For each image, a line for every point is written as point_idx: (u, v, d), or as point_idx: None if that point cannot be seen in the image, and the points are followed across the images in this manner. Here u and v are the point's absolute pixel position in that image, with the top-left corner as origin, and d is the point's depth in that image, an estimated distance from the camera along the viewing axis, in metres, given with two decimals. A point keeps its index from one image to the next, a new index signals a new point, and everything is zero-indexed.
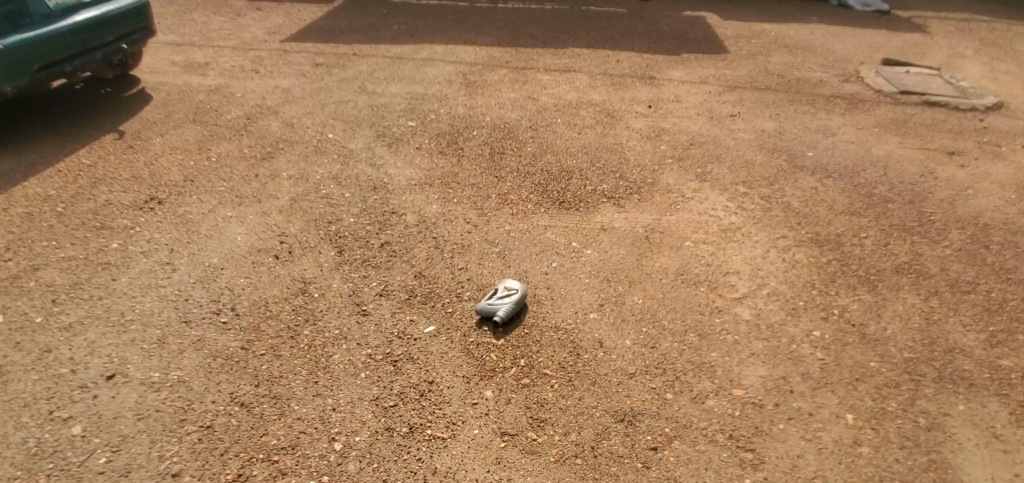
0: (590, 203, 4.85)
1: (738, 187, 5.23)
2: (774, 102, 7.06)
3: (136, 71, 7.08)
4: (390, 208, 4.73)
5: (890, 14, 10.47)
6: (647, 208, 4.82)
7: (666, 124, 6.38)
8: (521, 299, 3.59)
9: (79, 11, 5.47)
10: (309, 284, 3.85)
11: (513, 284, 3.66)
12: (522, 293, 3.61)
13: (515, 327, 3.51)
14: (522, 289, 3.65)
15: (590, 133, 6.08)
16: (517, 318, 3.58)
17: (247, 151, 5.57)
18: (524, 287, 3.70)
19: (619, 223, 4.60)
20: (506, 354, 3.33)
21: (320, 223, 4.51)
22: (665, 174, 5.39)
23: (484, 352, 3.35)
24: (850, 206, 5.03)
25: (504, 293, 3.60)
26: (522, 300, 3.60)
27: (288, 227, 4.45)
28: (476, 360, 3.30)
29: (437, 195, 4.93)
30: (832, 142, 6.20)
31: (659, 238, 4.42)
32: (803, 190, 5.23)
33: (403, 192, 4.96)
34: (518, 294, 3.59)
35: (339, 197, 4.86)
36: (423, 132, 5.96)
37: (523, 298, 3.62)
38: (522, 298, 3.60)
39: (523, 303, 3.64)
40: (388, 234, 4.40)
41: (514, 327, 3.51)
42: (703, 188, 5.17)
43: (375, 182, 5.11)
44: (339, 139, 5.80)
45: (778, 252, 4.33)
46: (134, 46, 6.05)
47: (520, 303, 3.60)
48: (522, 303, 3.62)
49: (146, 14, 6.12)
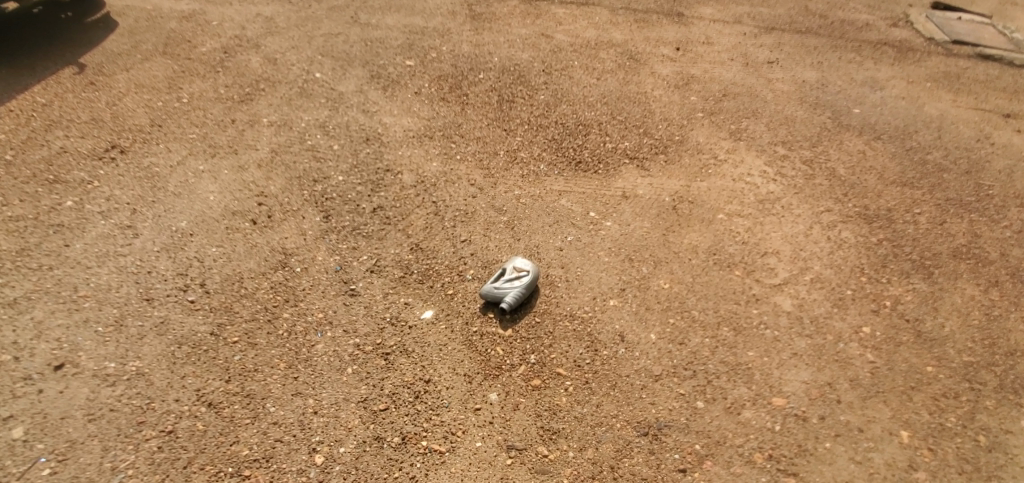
0: (610, 164, 4.29)
1: (776, 148, 4.64)
2: (817, 47, 6.28)
3: None
4: (384, 165, 4.17)
5: None
6: (674, 172, 4.26)
7: (697, 70, 5.67)
8: (533, 282, 3.14)
9: None
10: (290, 256, 3.38)
11: (523, 263, 3.20)
12: (534, 273, 3.16)
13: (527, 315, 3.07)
14: (534, 268, 3.19)
15: (610, 79, 5.39)
16: (529, 303, 3.14)
17: (223, 91, 4.92)
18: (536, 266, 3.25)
19: (643, 190, 4.05)
20: (514, 346, 2.93)
21: (302, 181, 3.99)
22: (694, 131, 4.78)
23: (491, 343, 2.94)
24: (901, 175, 4.46)
25: (512, 275, 3.15)
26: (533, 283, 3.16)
27: (269, 185, 3.92)
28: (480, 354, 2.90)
29: (437, 150, 4.35)
30: (881, 97, 5.52)
31: (688, 209, 3.90)
32: (848, 154, 4.64)
33: (398, 146, 4.38)
34: (528, 276, 3.14)
35: (327, 150, 4.30)
36: (422, 74, 5.27)
37: (535, 279, 3.17)
38: (533, 281, 3.15)
39: (536, 285, 3.19)
40: (381, 197, 3.88)
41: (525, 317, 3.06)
42: (737, 148, 4.59)
43: (367, 132, 4.51)
44: (327, 79, 5.13)
45: (822, 229, 3.83)
46: None
47: (531, 287, 3.15)
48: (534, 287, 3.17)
49: None
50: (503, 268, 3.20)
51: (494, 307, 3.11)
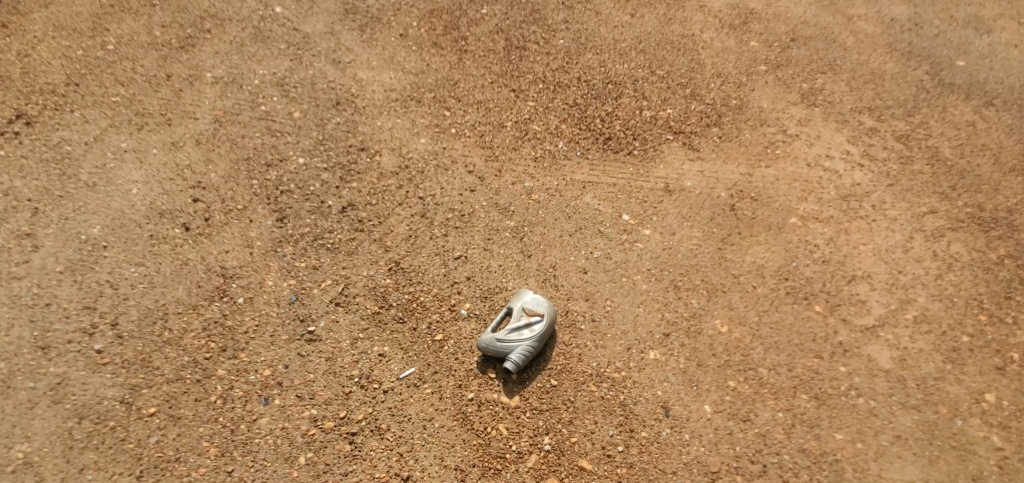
0: (649, 142, 3.33)
1: (860, 118, 3.63)
2: None
3: None
4: (358, 143, 3.25)
5: None
6: (732, 154, 3.30)
7: (757, 3, 4.45)
8: (549, 330, 2.38)
9: None
10: (230, 281, 2.60)
11: (535, 301, 2.42)
12: (549, 317, 2.39)
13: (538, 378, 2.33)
14: (550, 309, 2.41)
15: (647, 15, 4.22)
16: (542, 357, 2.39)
17: (159, 34, 3.86)
18: (553, 305, 2.47)
19: (692, 181, 3.12)
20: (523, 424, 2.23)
21: (252, 165, 3.11)
22: (755, 91, 3.73)
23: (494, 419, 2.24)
24: (1020, 158, 3.49)
25: (520, 320, 2.38)
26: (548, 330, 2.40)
27: (211, 173, 3.05)
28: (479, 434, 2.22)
29: (426, 121, 3.40)
30: (989, 44, 4.35)
31: (751, 211, 2.99)
32: (952, 128, 3.64)
33: (376, 115, 3.43)
34: (542, 323, 2.37)
35: (286, 120, 3.36)
36: (409, 7, 4.12)
37: (551, 325, 2.40)
38: (549, 329, 2.39)
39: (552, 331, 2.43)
40: (352, 190, 3.00)
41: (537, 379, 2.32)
42: (813, 118, 3.58)
43: (338, 94, 3.54)
44: (289, 15, 4.03)
45: (923, 241, 2.97)
46: None
47: (546, 336, 2.39)
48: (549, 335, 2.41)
49: None
50: (509, 308, 2.43)
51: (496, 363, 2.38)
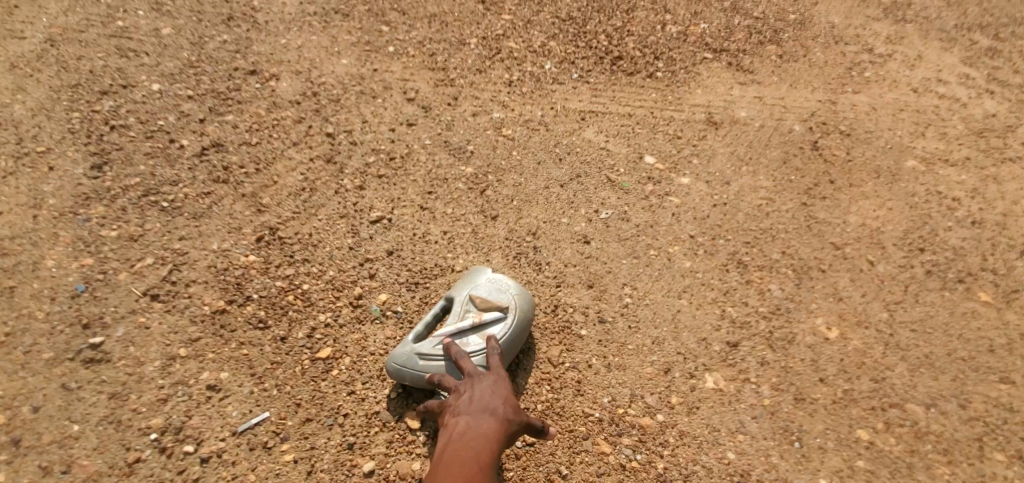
0: (678, 62, 2.27)
1: (973, 35, 2.57)
2: None
3: None
4: (248, 65, 2.20)
5: None
6: (800, 76, 2.24)
7: None
8: (516, 340, 1.34)
9: None
10: None
11: (496, 288, 1.39)
12: (518, 316, 1.36)
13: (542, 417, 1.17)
14: (520, 301, 1.38)
15: None
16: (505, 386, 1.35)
17: None
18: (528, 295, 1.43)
19: (748, 110, 2.06)
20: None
21: (80, 94, 2.06)
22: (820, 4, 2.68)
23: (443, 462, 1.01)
24: None
25: (466, 318, 1.34)
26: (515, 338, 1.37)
27: (14, 104, 2.02)
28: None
29: (354, 37, 2.35)
30: None
31: (843, 151, 1.93)
32: None
33: (281, 31, 2.37)
34: (501, 326, 1.34)
35: (149, 38, 2.32)
36: None
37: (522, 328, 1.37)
38: (517, 338, 1.35)
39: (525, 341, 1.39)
40: (225, 125, 1.94)
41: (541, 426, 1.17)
42: (907, 35, 2.52)
43: (232, 7, 2.50)
44: None
45: None
46: None
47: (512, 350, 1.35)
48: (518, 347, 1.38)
49: None
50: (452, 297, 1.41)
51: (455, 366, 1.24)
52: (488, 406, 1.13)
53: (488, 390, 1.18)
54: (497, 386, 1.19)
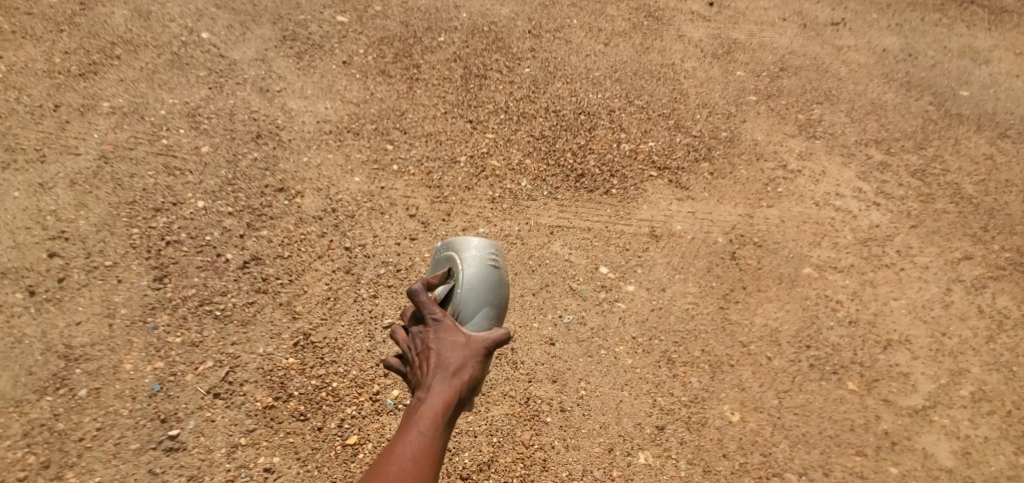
0: (629, 179, 2.80)
1: (868, 151, 3.17)
2: (889, 5, 4.82)
3: None
4: (276, 182, 2.67)
5: None
6: (727, 192, 2.78)
7: (739, 34, 4.15)
8: (471, 293, 1.52)
9: None
10: (74, 364, 1.94)
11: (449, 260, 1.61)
12: (465, 277, 1.54)
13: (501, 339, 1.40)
14: (466, 263, 1.58)
15: (622, 46, 3.89)
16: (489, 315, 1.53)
17: (60, 61, 3.38)
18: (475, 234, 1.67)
19: (683, 224, 2.58)
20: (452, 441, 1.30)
21: (137, 209, 2.48)
22: (747, 122, 3.28)
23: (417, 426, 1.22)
24: None
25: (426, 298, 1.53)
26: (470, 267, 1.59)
27: (80, 219, 2.43)
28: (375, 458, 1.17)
29: (363, 155, 2.85)
30: (990, 74, 4.17)
31: (757, 260, 2.45)
32: (970, 162, 3.19)
33: (302, 150, 2.86)
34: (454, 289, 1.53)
35: (190, 155, 2.78)
36: (357, 37, 3.73)
37: (479, 274, 1.56)
38: (473, 290, 1.53)
39: (489, 281, 1.56)
40: (261, 239, 2.39)
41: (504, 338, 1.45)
42: (815, 151, 3.11)
43: (260, 125, 2.99)
44: (218, 43, 3.58)
45: (963, 294, 2.44)
46: None
47: (474, 301, 1.51)
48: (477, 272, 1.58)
49: None
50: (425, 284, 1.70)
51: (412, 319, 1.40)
52: (441, 368, 1.31)
53: (438, 350, 1.34)
54: (443, 344, 1.34)
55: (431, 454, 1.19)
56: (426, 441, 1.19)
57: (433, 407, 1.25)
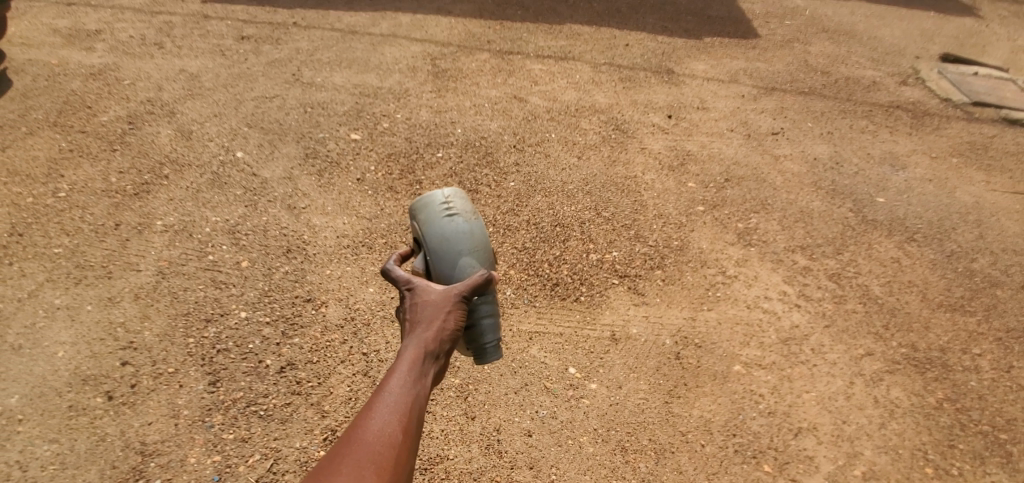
0: (595, 286, 3.41)
1: (794, 256, 3.81)
2: (824, 112, 5.57)
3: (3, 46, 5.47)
4: (304, 294, 3.27)
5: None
6: (675, 297, 3.40)
7: (693, 145, 4.87)
8: (436, 245, 2.16)
9: None
10: (149, 458, 2.52)
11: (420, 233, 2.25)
12: (428, 238, 2.19)
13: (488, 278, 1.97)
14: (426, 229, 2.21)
15: (593, 158, 4.59)
16: (473, 251, 2.16)
17: (115, 180, 3.99)
18: (433, 190, 2.34)
19: (637, 327, 3.18)
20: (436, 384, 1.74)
21: (192, 321, 3.08)
22: (695, 231, 3.94)
23: (401, 370, 1.67)
24: (948, 292, 3.64)
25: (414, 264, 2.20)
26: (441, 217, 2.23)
27: (145, 330, 3.04)
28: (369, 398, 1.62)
29: (375, 268, 3.47)
30: (905, 180, 4.70)
31: (695, 359, 3.04)
32: (881, 264, 3.81)
33: (325, 263, 3.47)
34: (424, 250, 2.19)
35: (232, 270, 3.38)
36: (369, 154, 4.41)
37: (436, 230, 2.19)
38: (437, 242, 2.16)
39: (445, 231, 2.18)
40: (294, 346, 2.99)
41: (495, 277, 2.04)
42: (750, 258, 3.75)
43: (289, 240, 3.60)
44: (250, 160, 4.22)
45: (863, 386, 3.02)
46: None
47: (442, 249, 2.15)
48: (448, 220, 2.22)
49: None
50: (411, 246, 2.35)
51: (404, 283, 1.91)
52: (421, 320, 1.78)
53: (421, 305, 1.83)
54: (426, 302, 1.83)
55: (413, 391, 1.63)
56: (406, 379, 1.64)
57: (416, 351, 1.70)
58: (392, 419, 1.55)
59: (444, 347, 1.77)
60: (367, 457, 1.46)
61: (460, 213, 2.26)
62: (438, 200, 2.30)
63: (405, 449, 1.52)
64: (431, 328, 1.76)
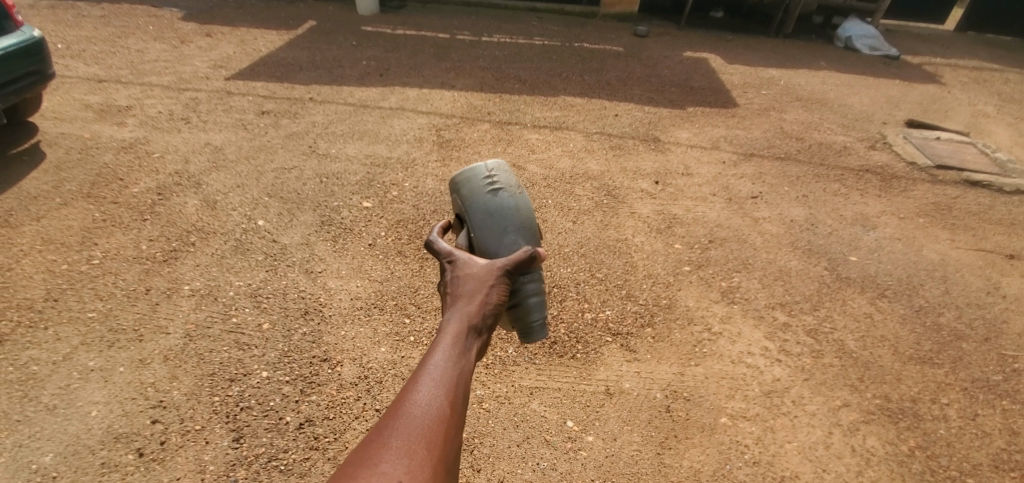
0: (590, 343, 3.69)
1: (774, 313, 4.11)
2: (799, 176, 6.02)
3: (39, 119, 5.92)
4: (321, 353, 3.53)
5: (895, 66, 10.22)
6: (664, 353, 3.67)
7: (678, 209, 5.27)
8: (478, 218, 2.44)
9: None
10: None
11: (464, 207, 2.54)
12: (472, 212, 2.47)
13: (536, 254, 2.16)
14: (470, 203, 2.50)
15: (587, 222, 4.97)
16: (510, 223, 2.43)
17: (145, 247, 4.31)
18: (477, 162, 2.65)
19: (630, 382, 3.44)
20: (477, 357, 1.90)
21: (217, 380, 3.33)
22: (682, 290, 4.26)
23: (443, 346, 1.84)
24: (917, 346, 3.93)
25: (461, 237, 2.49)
26: (485, 187, 2.55)
27: (174, 389, 3.27)
28: (415, 372, 1.77)
29: (386, 329, 3.75)
30: (875, 239, 5.08)
31: (684, 412, 3.29)
32: (855, 320, 4.12)
33: (340, 324, 3.76)
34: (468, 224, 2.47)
35: (254, 331, 3.65)
36: (380, 220, 4.78)
37: (478, 204, 2.47)
38: (479, 216, 2.45)
39: (485, 205, 2.46)
40: (312, 403, 3.23)
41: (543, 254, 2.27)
42: (733, 315, 4.05)
43: (307, 303, 3.90)
44: (270, 228, 4.58)
45: (841, 436, 3.25)
46: (20, 94, 5.12)
47: (484, 221, 2.43)
48: (492, 189, 2.53)
49: (41, 57, 5.27)
50: (457, 215, 2.65)
51: (449, 258, 2.16)
52: (463, 295, 1.99)
53: (464, 281, 2.04)
54: (468, 280, 2.04)
55: (455, 364, 1.80)
56: (451, 349, 1.83)
57: (460, 324, 1.89)
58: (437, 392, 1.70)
59: (482, 324, 1.94)
60: (415, 427, 1.60)
61: (502, 184, 2.57)
62: (481, 172, 2.61)
63: (450, 417, 1.66)
64: (473, 303, 1.95)
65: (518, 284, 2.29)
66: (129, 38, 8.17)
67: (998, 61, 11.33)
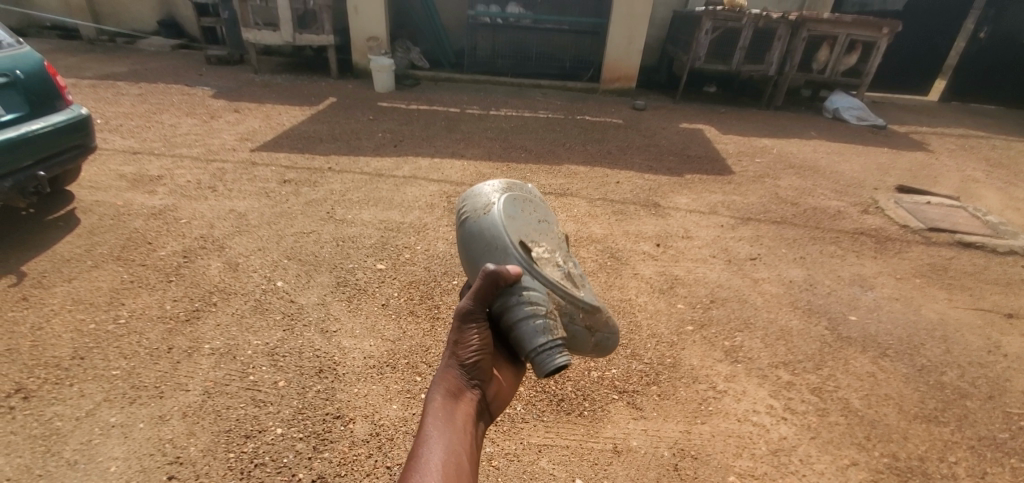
0: (596, 401, 3.77)
1: (778, 372, 4.19)
2: (796, 239, 6.24)
3: (75, 187, 6.32)
4: (334, 410, 3.63)
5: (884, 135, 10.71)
6: (670, 411, 3.74)
7: (680, 270, 5.46)
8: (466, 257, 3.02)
9: (29, 124, 5.12)
10: None
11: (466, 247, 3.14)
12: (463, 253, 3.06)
13: (484, 277, 2.52)
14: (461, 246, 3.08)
15: (592, 284, 5.15)
16: (477, 250, 2.89)
17: (169, 307, 4.51)
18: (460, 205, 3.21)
19: (637, 440, 3.49)
20: (463, 413, 2.38)
21: (233, 437, 3.41)
22: (686, 349, 4.36)
23: (433, 418, 2.32)
24: (921, 404, 3.96)
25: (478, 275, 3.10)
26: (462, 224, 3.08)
27: (191, 445, 3.35)
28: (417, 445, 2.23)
29: (398, 387, 3.85)
30: (873, 299, 5.22)
31: (691, 470, 3.32)
32: (857, 378, 4.18)
33: (353, 382, 3.87)
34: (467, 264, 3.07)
35: (270, 389, 3.76)
36: (393, 282, 4.98)
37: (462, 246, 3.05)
38: (465, 255, 3.02)
39: (464, 245, 3.02)
40: (324, 460, 3.29)
41: (498, 270, 2.54)
42: (737, 374, 4.13)
43: (321, 362, 4.02)
44: (289, 289, 4.79)
45: None
46: (66, 164, 5.56)
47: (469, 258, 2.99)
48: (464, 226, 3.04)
49: (88, 131, 5.77)
50: None
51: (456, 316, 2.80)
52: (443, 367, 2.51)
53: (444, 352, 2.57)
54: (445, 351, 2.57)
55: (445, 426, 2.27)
56: (439, 415, 2.31)
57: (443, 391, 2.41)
58: (437, 457, 2.13)
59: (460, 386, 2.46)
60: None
61: (468, 215, 3.03)
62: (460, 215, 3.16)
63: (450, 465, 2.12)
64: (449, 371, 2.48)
65: (500, 307, 2.67)
66: (163, 114, 8.79)
67: (984, 129, 11.83)
